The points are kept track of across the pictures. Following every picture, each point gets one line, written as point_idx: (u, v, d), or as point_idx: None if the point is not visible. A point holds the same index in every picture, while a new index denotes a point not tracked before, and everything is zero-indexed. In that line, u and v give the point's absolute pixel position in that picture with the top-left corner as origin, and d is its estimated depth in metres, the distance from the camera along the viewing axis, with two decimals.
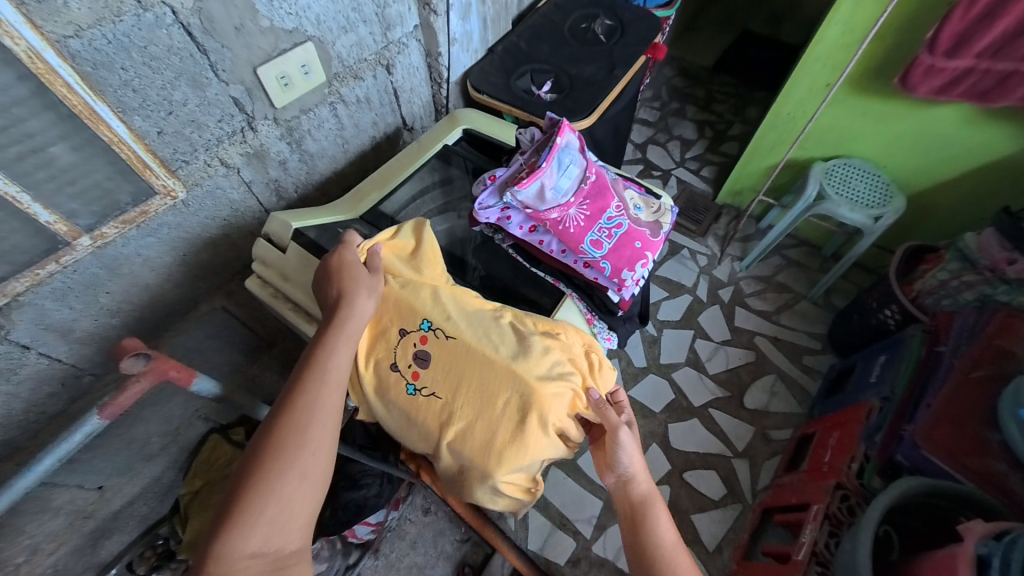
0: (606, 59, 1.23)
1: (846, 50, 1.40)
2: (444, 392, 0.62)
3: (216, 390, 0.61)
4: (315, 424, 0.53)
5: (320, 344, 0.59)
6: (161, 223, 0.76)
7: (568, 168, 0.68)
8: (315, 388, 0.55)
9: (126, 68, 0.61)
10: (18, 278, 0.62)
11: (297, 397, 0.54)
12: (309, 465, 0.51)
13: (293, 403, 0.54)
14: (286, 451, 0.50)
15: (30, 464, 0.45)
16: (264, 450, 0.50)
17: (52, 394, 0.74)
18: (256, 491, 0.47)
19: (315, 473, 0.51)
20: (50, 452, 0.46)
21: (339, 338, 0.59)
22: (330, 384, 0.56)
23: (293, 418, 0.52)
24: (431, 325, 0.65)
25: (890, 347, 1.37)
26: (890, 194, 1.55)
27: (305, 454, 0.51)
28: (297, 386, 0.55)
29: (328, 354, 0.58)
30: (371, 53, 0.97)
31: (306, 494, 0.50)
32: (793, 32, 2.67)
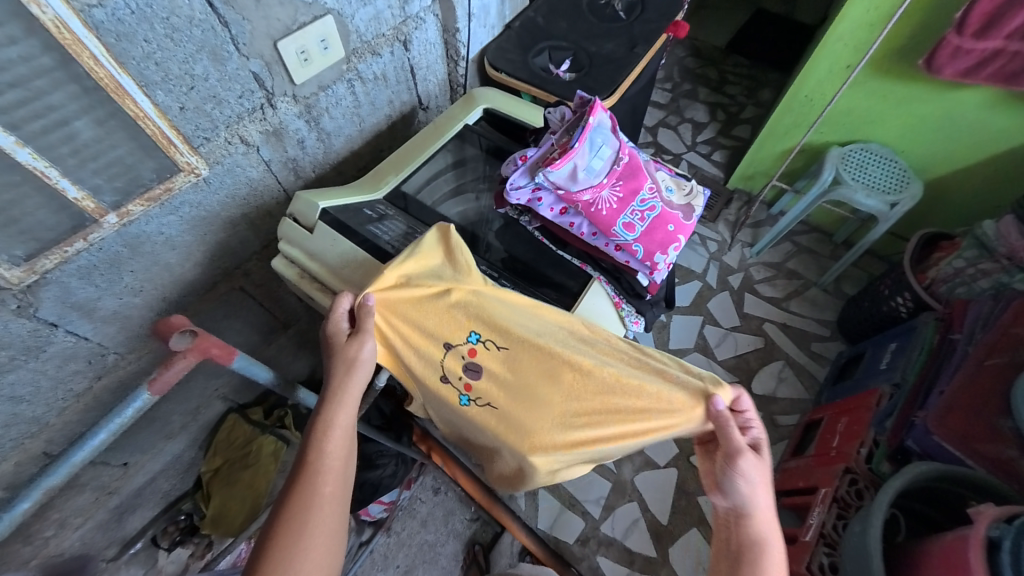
0: (626, 37, 1.20)
1: (869, 30, 1.37)
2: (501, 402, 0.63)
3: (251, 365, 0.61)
4: (316, 506, 0.53)
5: (318, 415, 0.58)
6: (182, 202, 0.75)
7: (601, 149, 0.67)
8: (314, 464, 0.55)
9: (148, 40, 0.60)
10: (46, 255, 0.62)
11: (299, 478, 0.54)
12: (314, 545, 0.52)
13: (297, 480, 0.54)
14: (291, 532, 0.51)
15: (84, 437, 0.46)
16: (273, 532, 0.51)
17: (78, 371, 0.75)
18: (268, 573, 0.49)
19: (318, 550, 0.52)
20: (104, 426, 0.47)
21: (336, 408, 0.59)
22: (329, 459, 0.56)
23: (298, 499, 0.53)
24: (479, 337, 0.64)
25: (902, 334, 1.38)
26: (907, 180, 1.53)
27: (308, 533, 0.52)
28: (297, 468, 0.55)
29: (326, 425, 0.58)
30: (388, 28, 0.95)
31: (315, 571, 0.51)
32: (809, 12, 2.60)
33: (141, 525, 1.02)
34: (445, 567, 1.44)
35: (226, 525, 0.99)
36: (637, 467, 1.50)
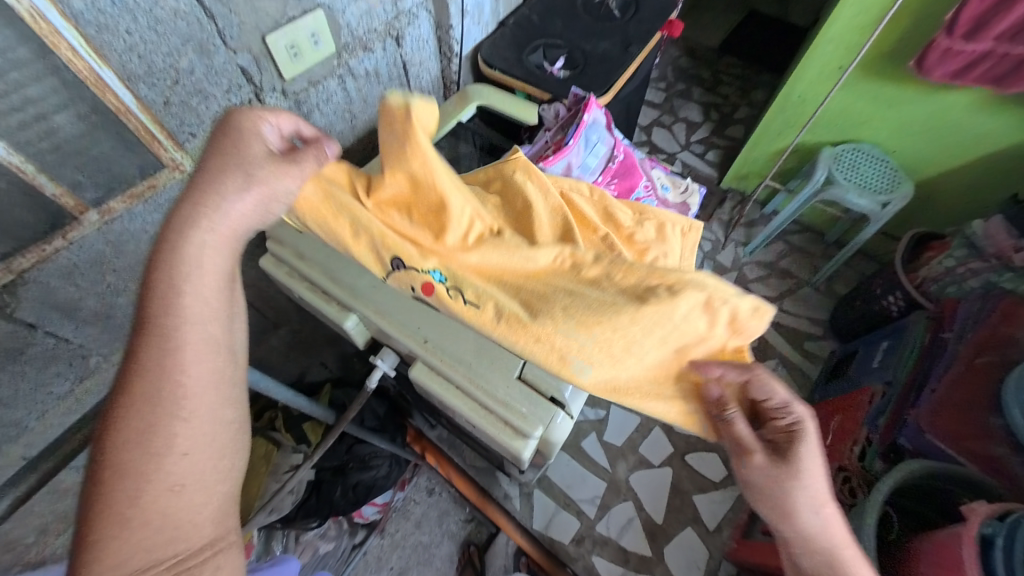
0: (621, 36, 1.19)
1: (859, 32, 1.37)
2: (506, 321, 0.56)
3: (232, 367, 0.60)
4: (173, 383, 0.45)
5: (167, 269, 0.48)
6: (167, 199, 0.73)
7: (596, 146, 0.65)
8: (172, 334, 0.46)
9: (131, 32, 0.58)
10: (24, 254, 0.59)
11: (146, 352, 0.45)
12: (189, 425, 0.45)
13: (138, 363, 0.45)
14: (140, 424, 0.43)
15: None
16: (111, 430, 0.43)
17: (60, 373, 0.73)
18: (123, 467, 0.42)
19: (191, 435, 0.45)
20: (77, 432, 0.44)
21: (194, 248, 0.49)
22: (189, 322, 0.47)
23: (146, 376, 0.45)
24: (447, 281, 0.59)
25: (893, 333, 1.40)
26: (898, 180, 1.55)
27: (172, 418, 0.45)
28: (144, 337, 0.46)
29: (181, 299, 0.47)
30: (381, 23, 0.94)
31: (192, 464, 0.45)
32: (801, 13, 2.62)
33: None
34: (439, 568, 1.43)
35: None
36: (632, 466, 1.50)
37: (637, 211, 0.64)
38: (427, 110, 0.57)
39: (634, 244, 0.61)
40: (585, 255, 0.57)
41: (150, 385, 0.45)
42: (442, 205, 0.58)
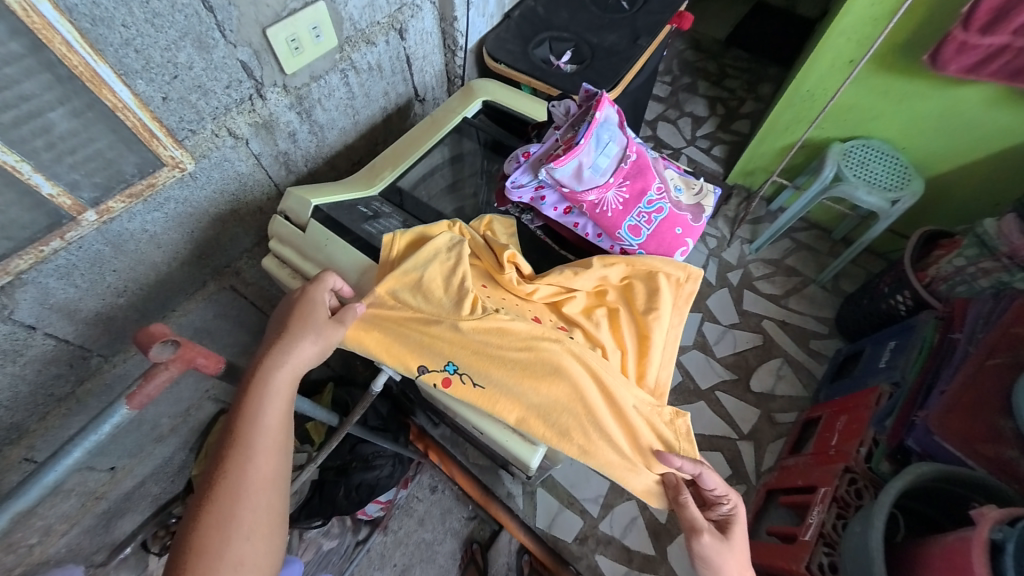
0: (629, 28, 1.16)
1: (872, 25, 1.34)
2: (502, 403, 0.54)
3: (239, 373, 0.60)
4: (243, 507, 0.47)
5: (249, 408, 0.51)
6: (167, 198, 0.71)
7: (608, 145, 0.60)
8: (247, 460, 0.49)
9: (127, 25, 0.56)
10: (21, 255, 0.58)
11: (224, 480, 0.48)
12: (249, 548, 0.47)
13: (214, 491, 0.47)
14: (224, 499, 0.47)
15: (58, 457, 0.44)
16: (183, 561, 0.44)
17: (60, 375, 0.71)
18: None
19: (252, 557, 0.46)
20: (81, 443, 0.45)
21: (273, 384, 0.52)
22: (264, 450, 0.50)
23: (219, 506, 0.46)
24: (458, 366, 0.55)
25: (900, 333, 1.38)
26: (908, 177, 1.53)
27: (236, 541, 0.46)
28: (223, 466, 0.48)
29: (255, 434, 0.50)
30: (384, 16, 0.91)
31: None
32: (809, 5, 2.57)
33: (130, 529, 1.00)
34: (442, 566, 1.43)
35: None
36: None
37: (627, 265, 0.60)
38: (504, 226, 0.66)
39: (638, 311, 0.59)
40: (595, 337, 0.57)
41: (222, 511, 0.47)
42: (465, 276, 0.59)
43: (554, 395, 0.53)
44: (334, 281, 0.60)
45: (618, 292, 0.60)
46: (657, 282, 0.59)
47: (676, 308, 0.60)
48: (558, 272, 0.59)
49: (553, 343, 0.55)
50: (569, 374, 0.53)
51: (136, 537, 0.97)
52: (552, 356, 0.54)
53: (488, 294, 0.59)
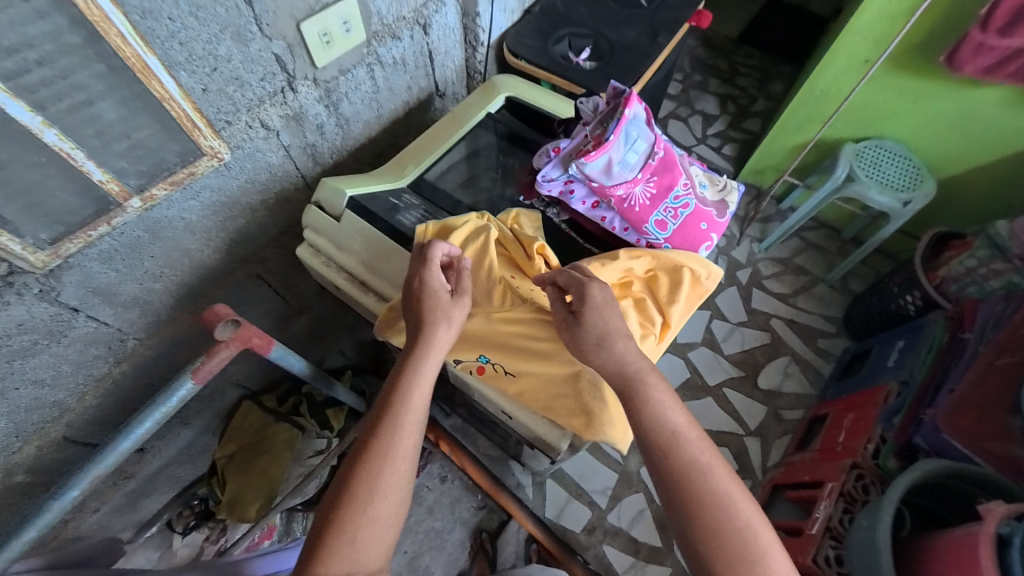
0: (648, 25, 1.17)
1: (890, 23, 1.34)
2: (530, 388, 0.59)
3: (286, 356, 0.64)
4: (387, 470, 0.52)
5: (399, 385, 0.56)
6: (202, 186, 0.73)
7: (636, 142, 0.62)
8: (393, 430, 0.54)
9: (173, 18, 0.58)
10: (70, 239, 0.60)
11: (375, 442, 0.53)
12: (385, 509, 0.51)
13: (367, 451, 0.53)
14: (374, 465, 0.52)
15: (130, 426, 0.49)
16: (337, 509, 0.50)
17: (98, 356, 0.75)
18: (335, 542, 0.48)
19: (386, 515, 0.51)
20: (149, 414, 0.50)
21: (417, 365, 0.57)
22: (404, 424, 0.54)
23: (368, 464, 0.52)
24: (490, 358, 0.61)
25: (909, 332, 1.39)
26: (920, 178, 1.53)
27: (375, 500, 0.50)
28: (375, 432, 0.54)
29: (402, 409, 0.55)
30: (409, 10, 0.93)
31: (378, 535, 0.50)
32: (821, 3, 2.56)
33: (155, 509, 1.03)
34: (451, 554, 1.46)
35: (242, 510, 0.98)
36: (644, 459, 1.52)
37: (652, 258, 0.61)
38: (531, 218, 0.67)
39: (663, 298, 0.60)
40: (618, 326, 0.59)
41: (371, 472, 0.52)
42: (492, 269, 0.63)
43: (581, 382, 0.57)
44: (446, 246, 0.61)
45: (643, 283, 0.61)
46: (681, 276, 0.60)
47: (696, 298, 0.61)
48: (585, 263, 0.61)
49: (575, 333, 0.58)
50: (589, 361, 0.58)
51: (162, 516, 1.04)
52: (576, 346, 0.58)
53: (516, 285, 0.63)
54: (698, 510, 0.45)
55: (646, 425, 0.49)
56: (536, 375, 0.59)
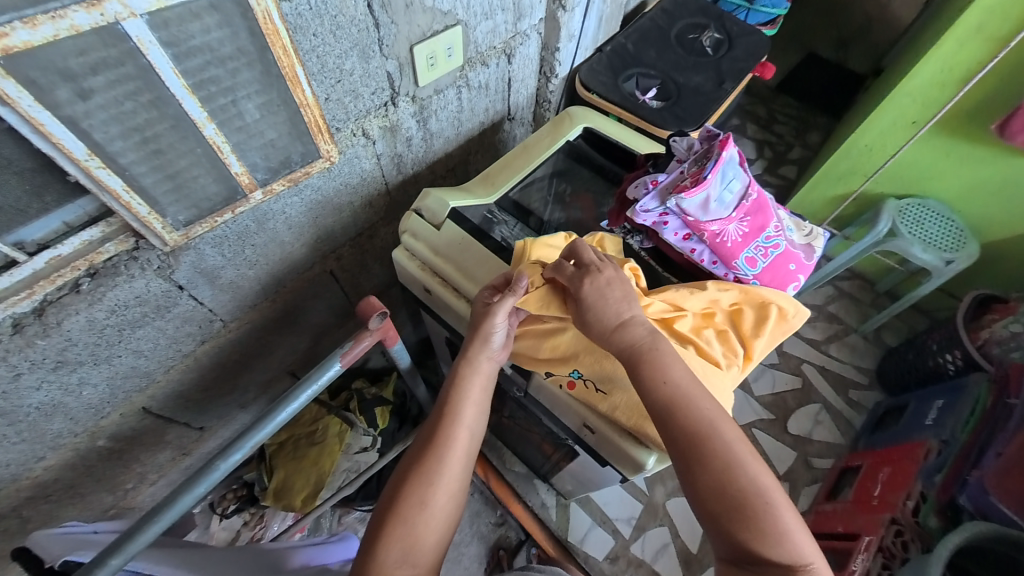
0: (714, 71, 1.23)
1: (940, 90, 1.38)
2: (623, 407, 0.61)
3: (401, 354, 0.69)
4: (441, 461, 0.56)
5: (455, 385, 0.61)
6: (307, 185, 0.79)
7: (731, 182, 0.66)
8: (449, 424, 0.59)
9: (317, 34, 0.65)
10: (201, 223, 0.66)
11: (433, 434, 0.58)
12: (441, 501, 0.55)
13: (425, 445, 0.58)
14: (431, 461, 0.56)
15: (290, 397, 0.54)
16: (395, 495, 0.54)
17: (190, 334, 0.80)
18: (393, 525, 0.52)
19: (438, 505, 0.54)
20: (306, 388, 0.55)
21: (470, 367, 0.62)
22: (457, 420, 0.59)
23: (425, 454, 0.57)
24: (582, 374, 0.64)
25: (950, 391, 1.38)
26: (964, 239, 1.55)
27: (429, 487, 0.54)
28: (434, 425, 0.59)
29: (456, 405, 0.60)
30: (500, 41, 0.99)
31: (430, 524, 0.53)
32: (860, 61, 2.65)
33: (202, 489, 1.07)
34: (468, 568, 1.44)
35: (288, 498, 1.02)
36: (669, 491, 1.50)
37: (740, 291, 0.65)
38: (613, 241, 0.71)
39: (748, 330, 0.63)
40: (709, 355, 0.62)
41: (427, 467, 0.56)
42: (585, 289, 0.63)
43: None
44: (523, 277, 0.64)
45: (727, 315, 0.65)
46: (769, 311, 0.63)
47: (780, 333, 0.64)
48: (674, 290, 0.65)
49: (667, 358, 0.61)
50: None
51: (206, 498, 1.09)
52: None
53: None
54: (725, 495, 0.51)
55: (681, 427, 0.54)
56: (627, 395, 0.61)
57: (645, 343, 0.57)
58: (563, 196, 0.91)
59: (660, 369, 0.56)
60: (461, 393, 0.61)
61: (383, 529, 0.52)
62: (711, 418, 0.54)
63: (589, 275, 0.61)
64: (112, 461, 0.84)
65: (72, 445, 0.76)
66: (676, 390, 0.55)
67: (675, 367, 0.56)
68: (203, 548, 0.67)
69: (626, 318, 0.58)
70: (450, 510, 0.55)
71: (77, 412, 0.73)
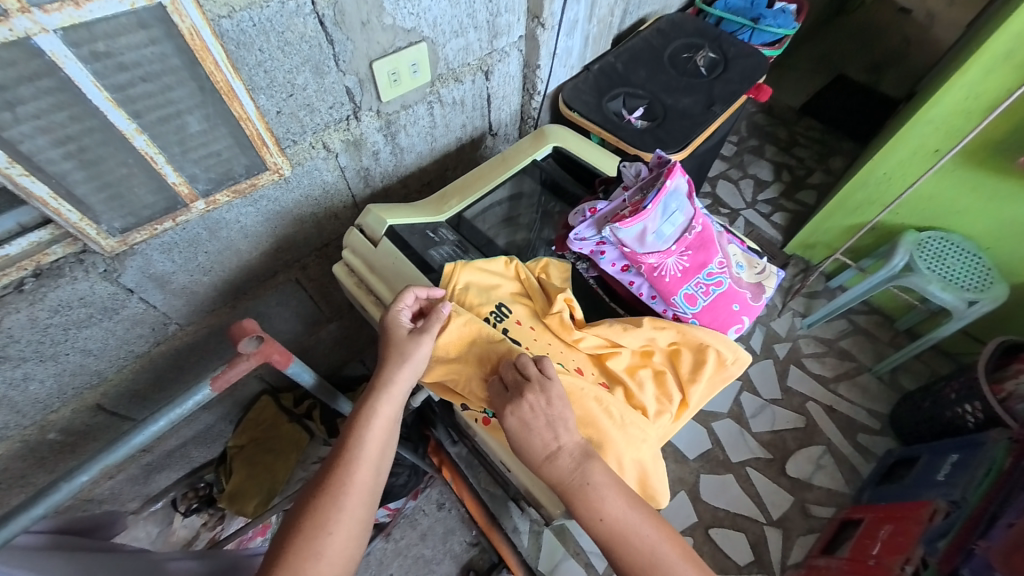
0: (705, 93, 1.19)
1: (965, 118, 1.28)
2: None
3: (302, 375, 0.65)
4: (337, 508, 0.53)
5: (357, 421, 0.58)
6: (261, 196, 0.81)
7: (674, 214, 0.62)
8: (349, 465, 0.56)
9: (263, 50, 0.66)
10: (139, 231, 0.67)
11: (332, 476, 0.55)
12: (339, 547, 0.52)
13: (323, 488, 0.54)
14: (326, 508, 0.53)
15: (146, 422, 0.49)
16: (286, 547, 0.51)
17: (141, 335, 0.82)
18: None
19: (334, 553, 0.51)
20: (166, 414, 0.50)
21: (379, 404, 0.59)
22: (361, 460, 0.56)
23: (320, 499, 0.54)
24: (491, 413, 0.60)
25: (965, 447, 1.25)
26: (990, 280, 1.42)
27: (324, 536, 0.51)
28: (332, 466, 0.56)
29: (360, 444, 0.57)
30: (474, 58, 0.99)
31: (325, 573, 0.50)
32: (893, 85, 2.52)
33: (166, 485, 1.07)
34: None
35: (241, 502, 1.02)
36: None
37: (678, 332, 0.60)
38: (558, 269, 0.68)
39: (681, 375, 0.59)
40: (634, 398, 0.57)
41: (322, 514, 0.53)
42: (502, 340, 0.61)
43: None
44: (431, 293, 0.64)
45: (665, 356, 0.60)
46: (706, 356, 0.59)
47: (718, 382, 0.60)
48: (609, 325, 0.61)
49: (590, 404, 0.56)
50: (605, 437, 0.55)
51: (168, 494, 1.07)
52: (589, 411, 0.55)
53: (534, 337, 0.62)
54: None
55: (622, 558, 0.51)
56: None
57: (574, 477, 0.52)
58: (551, 213, 0.87)
59: (592, 507, 0.51)
60: (363, 432, 0.58)
61: None
62: (652, 552, 0.51)
63: (513, 402, 0.54)
64: (66, 454, 0.86)
65: (22, 436, 0.78)
66: (614, 525, 0.51)
67: (607, 500, 0.51)
68: (117, 552, 0.66)
69: (554, 450, 0.53)
70: (349, 554, 0.53)
71: (24, 406, 0.75)
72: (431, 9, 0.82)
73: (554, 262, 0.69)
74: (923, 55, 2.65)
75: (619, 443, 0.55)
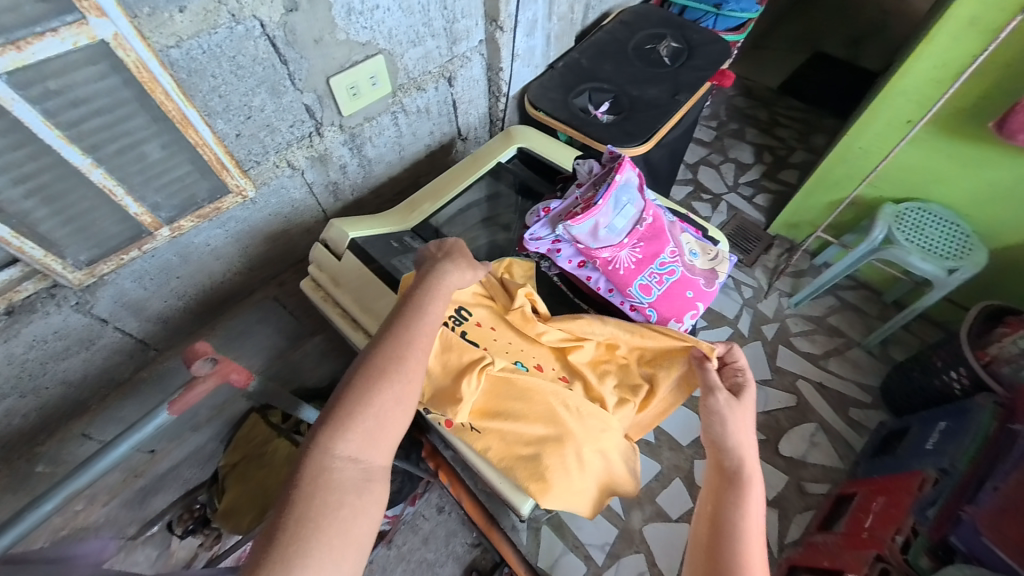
0: (671, 83, 1.20)
1: (934, 87, 1.29)
2: (495, 448, 0.60)
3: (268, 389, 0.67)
4: (399, 372, 0.55)
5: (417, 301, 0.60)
6: (229, 217, 0.82)
7: (625, 207, 0.64)
8: (408, 338, 0.57)
9: (215, 75, 0.67)
10: (105, 261, 0.69)
11: (392, 343, 0.57)
12: (397, 407, 0.54)
13: (382, 352, 0.56)
14: (387, 369, 0.55)
15: (110, 447, 0.50)
16: (347, 398, 0.53)
17: (120, 363, 0.83)
18: (345, 426, 0.51)
19: (394, 410, 0.54)
20: (124, 440, 0.51)
21: (440, 289, 0.61)
22: (422, 334, 0.58)
23: (383, 362, 0.55)
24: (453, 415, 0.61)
25: (953, 414, 1.26)
26: (969, 247, 1.43)
27: (384, 394, 0.53)
28: (392, 337, 0.57)
29: (421, 321, 0.58)
30: (436, 66, 1.00)
31: (385, 425, 0.53)
32: (871, 59, 2.53)
33: (161, 508, 1.08)
34: None
35: (236, 519, 1.03)
36: (647, 517, 1.43)
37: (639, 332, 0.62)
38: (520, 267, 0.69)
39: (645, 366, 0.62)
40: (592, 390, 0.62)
41: (383, 373, 0.54)
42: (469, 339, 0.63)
43: (552, 455, 0.58)
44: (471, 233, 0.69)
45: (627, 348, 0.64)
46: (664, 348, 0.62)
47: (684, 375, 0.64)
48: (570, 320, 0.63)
49: (550, 398, 0.59)
50: (564, 429, 0.58)
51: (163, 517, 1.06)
52: (549, 406, 0.59)
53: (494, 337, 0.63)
54: None
55: (725, 549, 0.51)
56: (497, 439, 0.60)
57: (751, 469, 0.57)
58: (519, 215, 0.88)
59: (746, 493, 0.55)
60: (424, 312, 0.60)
61: (333, 434, 0.50)
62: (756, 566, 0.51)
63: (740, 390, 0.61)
64: None
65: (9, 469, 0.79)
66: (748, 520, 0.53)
67: (754, 498, 0.55)
68: None
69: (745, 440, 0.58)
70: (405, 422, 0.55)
71: (9, 440, 0.76)
72: (384, 22, 0.83)
73: (517, 262, 0.69)
74: (899, 27, 2.65)
75: (579, 435, 0.58)
